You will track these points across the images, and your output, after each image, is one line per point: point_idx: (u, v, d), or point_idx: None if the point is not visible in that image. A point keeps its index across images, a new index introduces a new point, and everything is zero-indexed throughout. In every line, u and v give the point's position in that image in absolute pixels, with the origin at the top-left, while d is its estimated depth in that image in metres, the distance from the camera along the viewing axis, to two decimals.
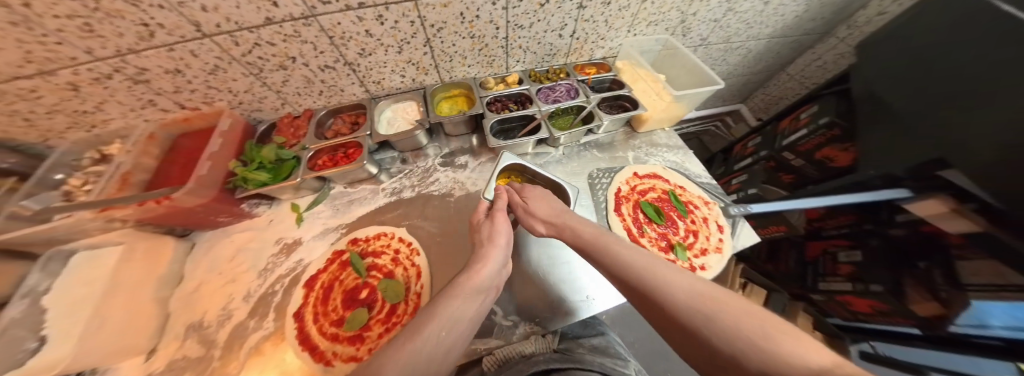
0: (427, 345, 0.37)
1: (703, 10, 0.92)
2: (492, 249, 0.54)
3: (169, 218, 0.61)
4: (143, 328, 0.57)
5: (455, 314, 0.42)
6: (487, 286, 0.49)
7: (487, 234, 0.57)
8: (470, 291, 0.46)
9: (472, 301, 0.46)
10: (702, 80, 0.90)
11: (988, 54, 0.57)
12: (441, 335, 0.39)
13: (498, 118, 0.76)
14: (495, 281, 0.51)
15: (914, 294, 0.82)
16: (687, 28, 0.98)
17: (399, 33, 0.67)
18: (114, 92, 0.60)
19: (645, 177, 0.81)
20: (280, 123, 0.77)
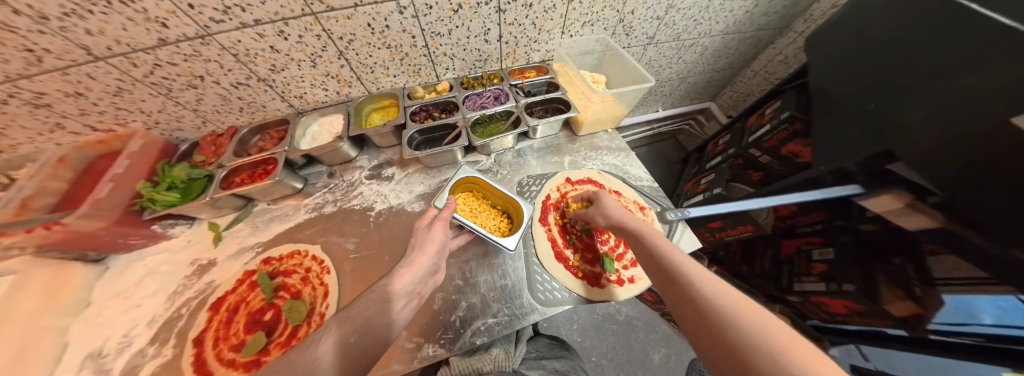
0: (365, 322, 0.38)
1: (640, 9, 0.89)
2: (417, 257, 0.51)
3: (66, 245, 0.58)
4: (38, 358, 0.55)
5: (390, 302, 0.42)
6: (408, 291, 0.46)
7: (418, 240, 0.54)
8: (393, 295, 0.44)
9: (395, 301, 0.43)
10: (639, 79, 0.88)
11: (922, 43, 0.53)
12: (382, 315, 0.40)
13: (419, 128, 0.74)
14: (421, 287, 0.50)
15: (887, 292, 0.72)
16: (628, 28, 0.96)
17: (307, 47, 0.66)
18: (16, 117, 0.60)
19: (578, 183, 0.78)
20: (202, 141, 0.77)
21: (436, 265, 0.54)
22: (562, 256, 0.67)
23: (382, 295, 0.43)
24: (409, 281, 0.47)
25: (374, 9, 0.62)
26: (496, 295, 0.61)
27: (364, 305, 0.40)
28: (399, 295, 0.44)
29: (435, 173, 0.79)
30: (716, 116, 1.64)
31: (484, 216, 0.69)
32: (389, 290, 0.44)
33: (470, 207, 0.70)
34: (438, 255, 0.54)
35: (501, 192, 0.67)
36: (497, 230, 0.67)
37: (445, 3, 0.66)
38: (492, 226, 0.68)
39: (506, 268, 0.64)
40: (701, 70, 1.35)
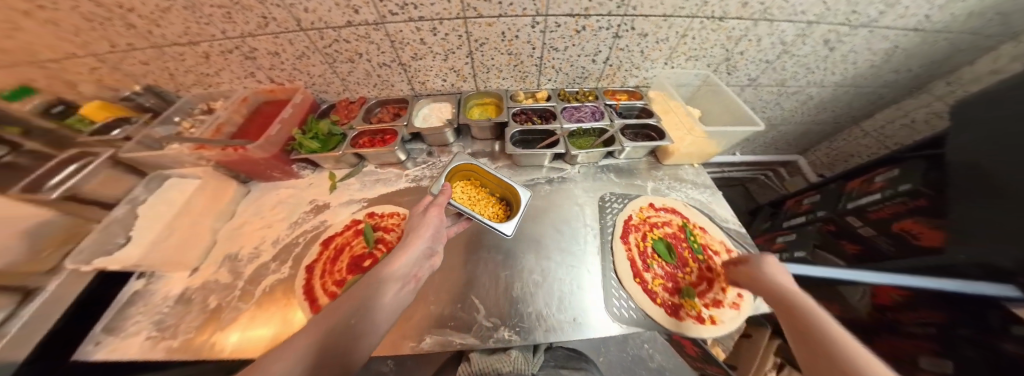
0: (359, 303, 0.39)
1: (753, 51, 0.87)
2: (410, 239, 0.52)
3: (238, 165, 0.75)
4: (194, 249, 0.70)
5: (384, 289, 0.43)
6: (402, 274, 0.47)
7: (415, 223, 0.56)
8: (387, 279, 0.44)
9: (386, 286, 0.43)
10: (739, 119, 0.85)
11: None
12: (374, 298, 0.40)
13: (521, 129, 0.80)
14: (417, 267, 0.50)
15: None
16: (733, 67, 0.94)
17: (447, 44, 0.77)
18: (230, 64, 0.79)
19: (660, 210, 0.77)
20: (338, 105, 0.91)
21: (432, 249, 0.55)
22: (641, 279, 0.65)
23: (377, 280, 0.43)
24: (404, 262, 0.48)
25: (512, 21, 0.71)
26: (574, 300, 0.61)
27: (355, 289, 0.41)
28: (392, 279, 0.45)
29: (522, 171, 0.84)
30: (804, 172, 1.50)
31: (482, 203, 0.72)
32: (386, 271, 0.45)
33: (468, 195, 0.73)
34: (433, 238, 0.55)
35: (497, 179, 0.69)
36: (495, 216, 0.70)
37: (572, 23, 0.73)
38: (489, 213, 0.70)
39: (582, 276, 0.65)
40: (798, 120, 1.25)
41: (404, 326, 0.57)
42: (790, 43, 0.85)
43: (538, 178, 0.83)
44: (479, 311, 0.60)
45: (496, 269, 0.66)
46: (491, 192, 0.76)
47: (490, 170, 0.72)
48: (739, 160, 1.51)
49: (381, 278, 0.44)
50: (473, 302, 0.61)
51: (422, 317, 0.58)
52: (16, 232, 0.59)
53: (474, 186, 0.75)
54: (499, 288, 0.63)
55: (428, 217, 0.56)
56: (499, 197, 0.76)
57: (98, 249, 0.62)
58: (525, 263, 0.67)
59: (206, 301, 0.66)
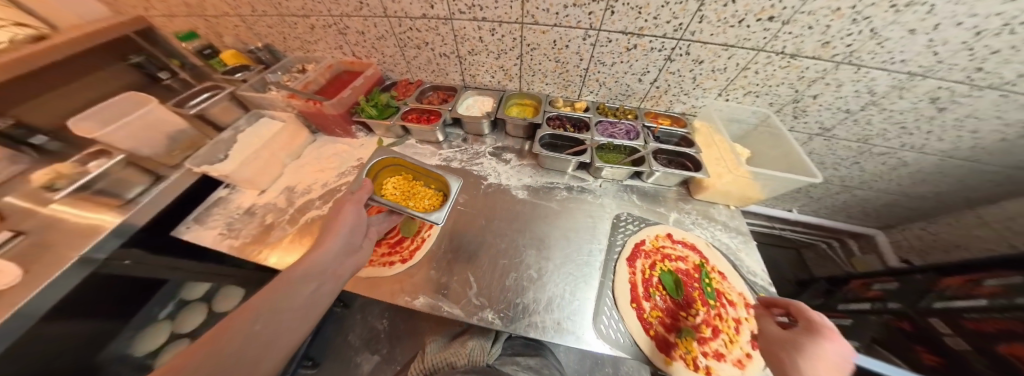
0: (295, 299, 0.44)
1: (830, 96, 0.77)
2: (326, 238, 0.52)
3: (313, 116, 0.91)
4: (265, 175, 0.87)
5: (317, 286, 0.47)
6: (331, 270, 0.50)
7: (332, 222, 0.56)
8: (311, 277, 0.47)
9: (300, 287, 0.46)
10: (796, 167, 0.75)
11: None
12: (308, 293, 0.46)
13: (551, 133, 0.83)
14: (339, 264, 0.53)
15: None
16: (804, 111, 0.84)
17: (501, 44, 0.83)
18: (328, 36, 0.97)
19: (678, 243, 0.73)
20: (399, 83, 1.04)
21: (358, 241, 0.57)
22: (638, 306, 0.62)
23: (290, 284, 0.45)
24: (321, 262, 0.49)
25: (565, 31, 0.76)
26: (562, 305, 0.61)
27: (289, 293, 0.44)
28: (308, 279, 0.47)
29: (544, 173, 0.87)
30: (881, 252, 1.21)
31: (417, 196, 0.76)
32: (300, 273, 0.47)
33: (400, 187, 0.77)
34: (352, 235, 0.56)
35: (425, 171, 0.73)
36: (428, 205, 0.74)
37: (624, 41, 0.76)
38: (422, 204, 0.74)
39: (577, 286, 0.65)
40: (887, 189, 1.04)
41: (408, 281, 0.65)
42: (881, 95, 0.73)
43: (558, 183, 0.84)
44: (473, 290, 0.64)
45: (496, 256, 0.69)
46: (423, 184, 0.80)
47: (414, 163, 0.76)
48: (794, 219, 1.32)
49: (295, 280, 0.46)
50: (468, 279, 0.65)
51: (421, 279, 0.65)
52: (165, 132, 0.81)
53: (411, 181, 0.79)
54: (493, 277, 0.66)
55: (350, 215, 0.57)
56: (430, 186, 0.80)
57: (207, 157, 0.87)
58: (526, 259, 0.69)
59: (265, 218, 0.82)
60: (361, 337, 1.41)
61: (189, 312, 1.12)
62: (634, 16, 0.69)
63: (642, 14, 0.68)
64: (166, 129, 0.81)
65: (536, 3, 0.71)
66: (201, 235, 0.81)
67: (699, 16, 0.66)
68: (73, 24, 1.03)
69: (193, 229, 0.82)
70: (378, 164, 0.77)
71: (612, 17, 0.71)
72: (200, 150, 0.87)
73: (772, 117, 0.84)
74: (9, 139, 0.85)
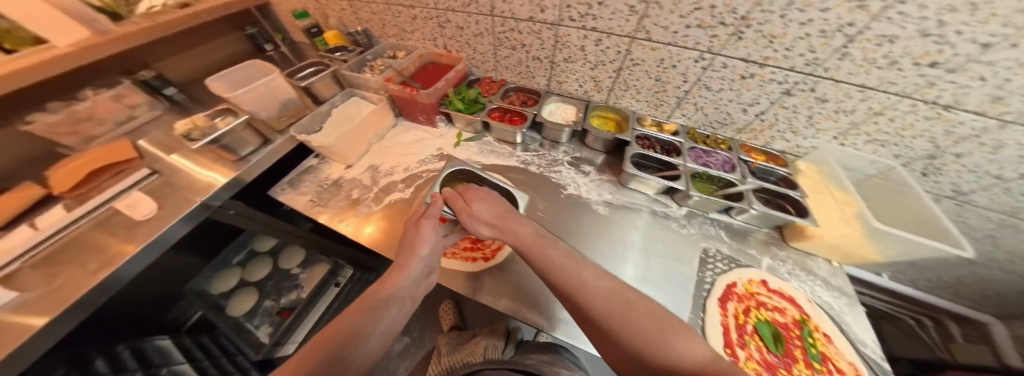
0: (381, 314, 0.49)
1: (982, 158, 0.65)
2: (408, 257, 0.61)
3: (405, 102, 0.95)
4: (354, 151, 0.92)
5: (395, 306, 0.52)
6: (403, 295, 0.55)
7: (410, 239, 0.62)
8: (393, 300, 0.53)
9: (386, 308, 0.51)
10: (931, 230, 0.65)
11: None
12: (388, 310, 0.50)
13: (641, 152, 0.81)
14: (416, 285, 0.59)
15: None
16: (939, 169, 0.72)
17: (603, 55, 0.82)
18: (427, 27, 1.01)
19: (775, 293, 0.67)
20: (482, 81, 1.06)
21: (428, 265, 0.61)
22: (732, 352, 0.58)
23: (377, 304, 0.50)
24: (405, 280, 0.56)
25: (677, 51, 0.74)
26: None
27: (376, 311, 0.49)
28: (395, 297, 0.53)
29: (625, 192, 0.85)
30: (996, 345, 0.99)
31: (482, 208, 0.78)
32: (388, 294, 0.53)
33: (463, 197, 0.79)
34: (431, 254, 0.63)
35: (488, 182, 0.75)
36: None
37: (742, 68, 0.71)
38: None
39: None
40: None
41: (491, 280, 0.66)
42: None
43: (639, 205, 0.82)
44: (556, 301, 0.63)
45: None
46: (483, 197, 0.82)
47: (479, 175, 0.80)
48: (883, 283, 1.16)
49: (377, 302, 0.51)
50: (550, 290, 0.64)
51: (503, 280, 0.65)
52: (279, 99, 0.88)
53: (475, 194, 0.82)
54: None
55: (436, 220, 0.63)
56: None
57: (307, 128, 0.94)
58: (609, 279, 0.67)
59: (351, 191, 0.87)
60: None
61: (258, 263, 1.23)
62: (763, 45, 0.66)
63: (773, 44, 0.65)
64: (280, 96, 0.89)
65: (657, 19, 0.69)
66: (294, 198, 0.87)
67: (841, 53, 0.61)
68: None
69: (287, 192, 0.89)
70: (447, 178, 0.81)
71: (737, 42, 0.67)
72: (301, 119, 0.94)
73: (896, 170, 0.73)
74: (151, 88, 0.97)
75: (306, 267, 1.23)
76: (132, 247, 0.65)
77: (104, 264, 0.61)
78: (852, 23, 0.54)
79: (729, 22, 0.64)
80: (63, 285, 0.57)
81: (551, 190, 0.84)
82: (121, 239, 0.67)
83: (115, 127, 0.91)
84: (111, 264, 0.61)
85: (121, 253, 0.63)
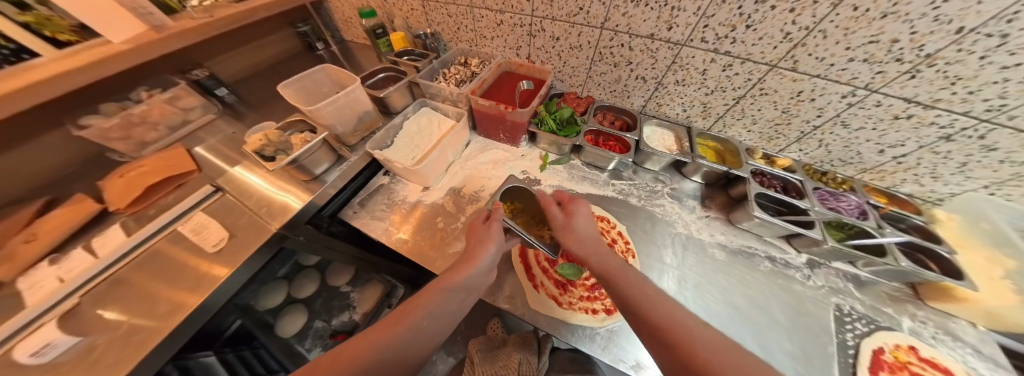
0: (438, 307, 0.47)
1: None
2: (478, 254, 0.54)
3: (492, 120, 0.86)
4: (434, 172, 0.84)
5: (454, 297, 0.49)
6: (467, 286, 0.52)
7: (480, 234, 0.57)
8: (451, 290, 0.50)
9: (444, 298, 0.48)
10: None
11: None
12: (445, 304, 0.48)
13: (761, 192, 0.74)
14: (476, 283, 0.53)
15: None
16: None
17: (727, 81, 0.74)
18: (513, 35, 0.92)
19: (927, 362, 0.60)
20: (567, 96, 0.96)
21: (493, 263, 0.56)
22: None
23: (438, 293, 0.48)
24: (467, 279, 0.51)
25: (825, 84, 0.65)
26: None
27: (434, 300, 0.47)
28: (450, 296, 0.49)
29: (735, 232, 0.78)
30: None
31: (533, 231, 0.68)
32: (442, 292, 0.48)
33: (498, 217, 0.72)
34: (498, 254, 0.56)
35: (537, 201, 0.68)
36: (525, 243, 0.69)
37: (899, 108, 0.63)
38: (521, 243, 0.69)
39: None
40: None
41: (618, 339, 0.58)
42: None
43: (756, 249, 0.76)
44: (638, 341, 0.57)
45: None
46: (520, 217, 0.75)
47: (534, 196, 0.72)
48: None
49: (443, 290, 0.49)
50: None
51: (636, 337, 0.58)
52: (357, 112, 0.80)
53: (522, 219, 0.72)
54: None
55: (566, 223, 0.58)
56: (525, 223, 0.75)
57: (380, 143, 0.85)
58: (741, 337, 0.61)
59: (432, 216, 0.79)
60: None
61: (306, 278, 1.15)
62: (940, 85, 0.55)
63: (954, 85, 0.54)
64: (358, 108, 0.80)
65: (813, 49, 0.60)
66: (368, 223, 0.78)
67: None
68: None
69: (359, 214, 0.80)
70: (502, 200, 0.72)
71: (906, 81, 0.57)
72: (375, 133, 0.85)
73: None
74: (202, 88, 0.93)
75: (356, 285, 1.18)
76: (219, 272, 0.61)
77: (199, 290, 0.58)
78: None
79: (907, 59, 0.54)
80: (165, 311, 0.55)
81: (660, 227, 0.77)
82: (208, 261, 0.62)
83: (168, 131, 0.86)
84: (206, 291, 0.58)
85: (214, 279, 0.59)
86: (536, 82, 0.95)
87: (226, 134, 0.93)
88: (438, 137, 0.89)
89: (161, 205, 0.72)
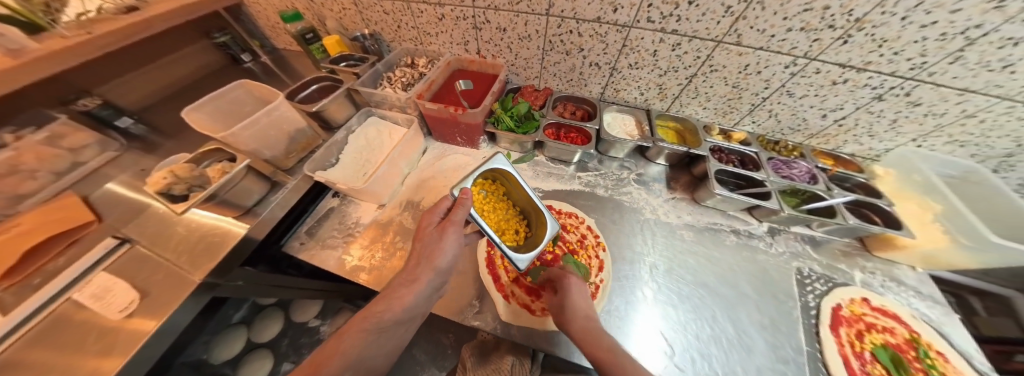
0: (367, 342, 0.44)
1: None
2: (422, 272, 0.51)
3: (446, 124, 0.80)
4: (388, 187, 0.77)
5: (387, 330, 0.47)
6: (406, 316, 0.49)
7: (429, 248, 0.53)
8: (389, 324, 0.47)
9: (376, 333, 0.45)
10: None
11: None
12: (378, 337, 0.46)
13: (720, 168, 0.74)
14: (423, 304, 0.52)
15: None
16: (1013, 166, 0.70)
17: (678, 61, 0.73)
18: (457, 29, 0.85)
19: (878, 311, 0.64)
20: (525, 90, 0.91)
21: (438, 282, 0.54)
22: None
23: (372, 328, 0.45)
24: (411, 303, 0.49)
25: (769, 56, 0.65)
26: (767, 375, 0.54)
27: (361, 338, 0.44)
28: (395, 323, 0.48)
29: (701, 210, 0.78)
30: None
31: (507, 226, 0.65)
32: (384, 319, 0.46)
33: (489, 200, 0.68)
34: (444, 270, 0.54)
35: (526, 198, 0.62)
36: (515, 237, 0.64)
37: (836, 74, 0.64)
38: (510, 234, 0.64)
39: (772, 346, 0.58)
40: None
41: None
42: None
43: (721, 225, 0.77)
44: None
45: (674, 308, 0.62)
46: (512, 203, 0.71)
47: (522, 186, 0.64)
48: None
49: (381, 323, 0.46)
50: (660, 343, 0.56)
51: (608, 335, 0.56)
52: (287, 132, 0.71)
53: (500, 208, 0.68)
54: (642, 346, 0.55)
55: (567, 298, 0.51)
56: (518, 212, 0.71)
57: (321, 162, 0.76)
58: (713, 315, 0.62)
59: (393, 235, 0.73)
60: (426, 350, 1.29)
61: (266, 319, 1.04)
62: (869, 49, 0.57)
63: (881, 48, 0.56)
64: (288, 127, 0.71)
65: (755, 22, 0.59)
66: (318, 254, 0.70)
67: (954, 57, 0.53)
68: None
69: (307, 245, 0.72)
70: (484, 177, 0.67)
71: (840, 47, 0.58)
72: (314, 152, 0.76)
73: (981, 171, 0.68)
74: (96, 120, 0.78)
75: (326, 317, 1.08)
76: (142, 330, 0.50)
77: (116, 352, 0.47)
78: (979, 26, 0.47)
79: (839, 25, 0.54)
80: None
81: (624, 216, 0.76)
82: (125, 318, 0.52)
83: (54, 175, 0.71)
84: (127, 351, 0.47)
85: (137, 336, 0.49)
86: (489, 78, 0.90)
87: (136, 171, 0.80)
88: (388, 148, 0.81)
89: (51, 270, 0.57)
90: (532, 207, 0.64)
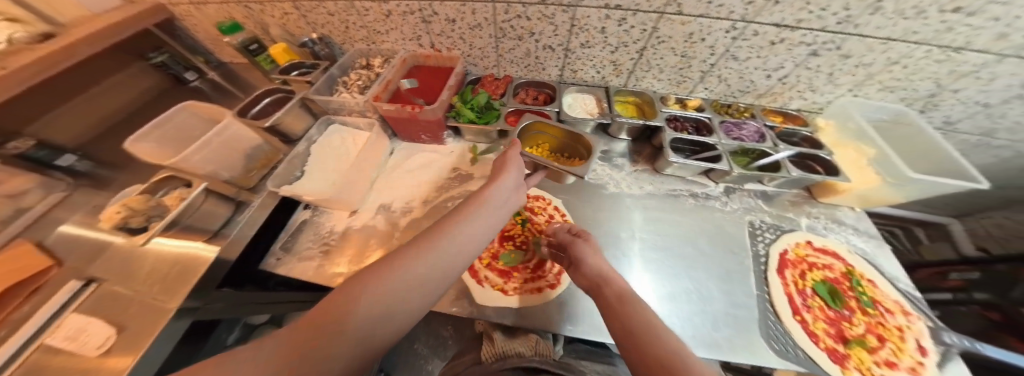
0: (454, 237, 0.40)
1: (978, 90, 0.68)
2: (499, 180, 0.52)
3: (406, 124, 0.79)
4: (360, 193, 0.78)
5: (472, 227, 0.43)
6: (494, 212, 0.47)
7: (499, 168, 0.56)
8: (477, 216, 0.44)
9: (464, 227, 0.42)
10: (945, 170, 0.68)
11: None
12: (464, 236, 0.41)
13: (675, 136, 0.78)
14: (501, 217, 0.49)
15: None
16: (936, 105, 0.75)
17: (626, 36, 0.74)
18: (405, 25, 0.83)
19: (820, 250, 0.71)
20: (485, 80, 0.91)
21: (515, 191, 0.53)
22: (800, 319, 0.61)
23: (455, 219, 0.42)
24: (494, 213, 0.47)
25: (710, 23, 0.67)
26: (723, 319, 0.60)
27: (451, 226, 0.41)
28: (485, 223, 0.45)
29: (662, 179, 0.82)
30: (956, 240, 1.03)
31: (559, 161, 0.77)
32: (475, 214, 0.44)
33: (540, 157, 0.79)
34: (512, 190, 0.52)
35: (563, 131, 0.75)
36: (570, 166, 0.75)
37: (773, 34, 0.67)
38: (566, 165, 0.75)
39: (728, 296, 0.64)
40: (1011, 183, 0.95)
41: (563, 309, 0.59)
42: None
43: (681, 190, 0.81)
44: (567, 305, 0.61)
45: (637, 274, 0.66)
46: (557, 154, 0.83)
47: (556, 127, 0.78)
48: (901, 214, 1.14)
49: (466, 216, 0.43)
50: None
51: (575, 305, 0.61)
52: (243, 150, 0.69)
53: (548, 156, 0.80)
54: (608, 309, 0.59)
55: (578, 258, 0.52)
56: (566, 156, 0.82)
57: (286, 177, 0.75)
58: (675, 274, 0.67)
59: (368, 240, 0.74)
60: (427, 344, 1.35)
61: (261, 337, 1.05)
62: (798, 7, 0.59)
63: (809, 6, 0.59)
64: (242, 145, 0.69)
65: None
66: (297, 267, 0.71)
67: (874, 8, 0.56)
68: (83, 17, 0.88)
69: (284, 260, 0.72)
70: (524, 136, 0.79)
71: (773, 8, 0.61)
72: (277, 167, 0.75)
73: (909, 113, 0.74)
74: (36, 162, 0.74)
75: None
76: (124, 362, 0.49)
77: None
78: None
79: None
80: None
81: (585, 193, 0.79)
82: (102, 355, 0.51)
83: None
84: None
85: (115, 371, 0.48)
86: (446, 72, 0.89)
87: (92, 208, 0.77)
88: (351, 153, 0.81)
89: (15, 319, 0.55)
90: (573, 138, 0.73)
